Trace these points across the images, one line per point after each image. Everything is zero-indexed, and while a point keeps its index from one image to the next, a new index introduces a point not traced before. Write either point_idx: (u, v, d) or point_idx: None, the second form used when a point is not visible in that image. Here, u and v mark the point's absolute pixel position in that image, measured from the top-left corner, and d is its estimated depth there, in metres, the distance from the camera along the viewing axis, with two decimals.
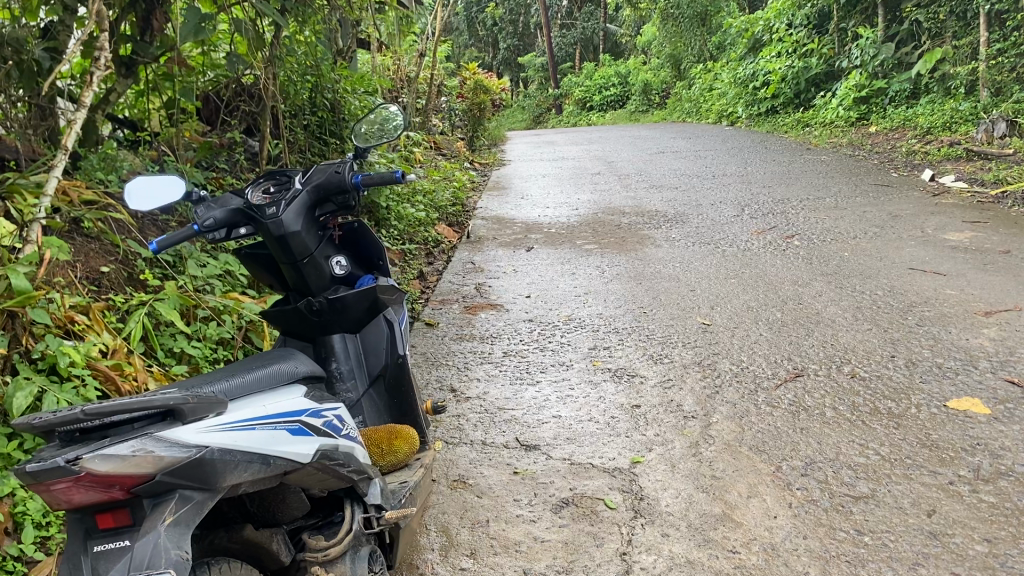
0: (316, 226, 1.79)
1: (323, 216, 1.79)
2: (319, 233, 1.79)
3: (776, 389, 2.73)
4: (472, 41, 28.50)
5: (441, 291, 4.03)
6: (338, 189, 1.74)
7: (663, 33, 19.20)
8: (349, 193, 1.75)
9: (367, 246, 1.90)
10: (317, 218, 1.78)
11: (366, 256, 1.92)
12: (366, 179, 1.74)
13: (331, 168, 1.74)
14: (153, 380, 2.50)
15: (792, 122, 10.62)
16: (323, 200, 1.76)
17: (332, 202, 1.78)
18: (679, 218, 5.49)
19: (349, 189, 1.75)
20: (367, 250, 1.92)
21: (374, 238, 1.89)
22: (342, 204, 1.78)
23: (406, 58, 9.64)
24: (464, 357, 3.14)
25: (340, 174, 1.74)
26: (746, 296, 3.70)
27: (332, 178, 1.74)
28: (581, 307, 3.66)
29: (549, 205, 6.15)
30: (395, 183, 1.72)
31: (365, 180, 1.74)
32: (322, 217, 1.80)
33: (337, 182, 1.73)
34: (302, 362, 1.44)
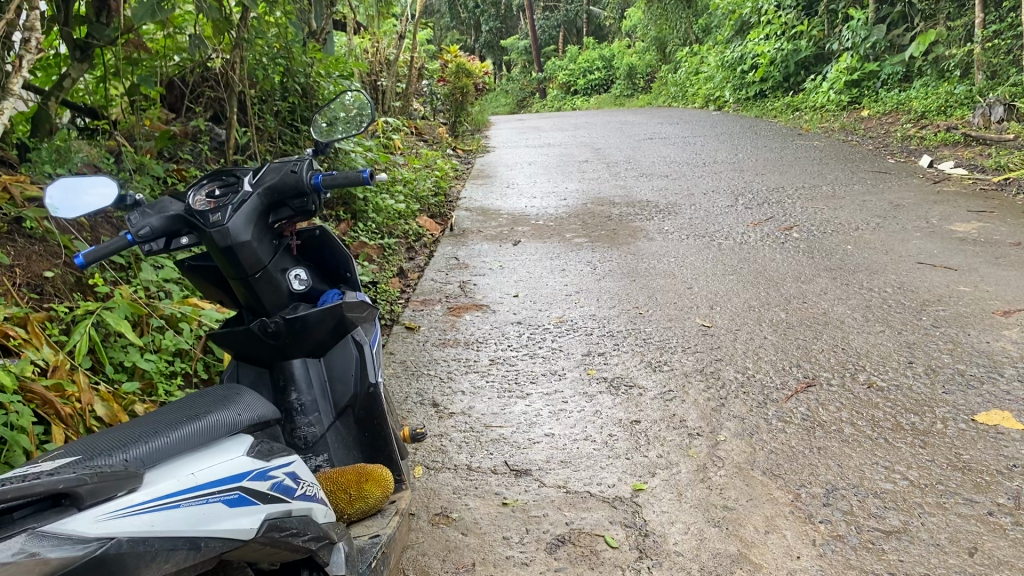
0: (270, 236, 1.54)
1: (278, 223, 1.55)
2: (274, 243, 1.54)
3: (788, 401, 2.50)
4: (454, 24, 28.15)
5: (422, 289, 3.79)
6: (294, 192, 1.49)
7: (648, 16, 18.95)
8: (308, 197, 1.50)
9: (332, 257, 1.66)
10: (272, 225, 1.53)
11: (331, 268, 1.68)
12: (326, 180, 1.49)
13: (286, 167, 1.49)
14: (100, 399, 2.23)
15: (781, 106, 10.40)
16: (278, 205, 1.51)
17: (289, 206, 1.53)
18: (672, 208, 5.27)
19: (307, 191, 1.50)
20: (333, 262, 1.68)
21: (340, 247, 1.65)
22: (300, 208, 1.53)
23: (386, 41, 9.35)
24: (447, 365, 2.89)
25: (297, 174, 1.49)
26: (748, 294, 3.47)
27: (287, 178, 1.49)
28: (572, 308, 3.42)
29: (535, 195, 5.90)
30: (360, 183, 1.47)
31: (325, 181, 1.49)
32: (277, 224, 1.55)
33: (293, 183, 1.49)
34: (246, 408, 1.21)
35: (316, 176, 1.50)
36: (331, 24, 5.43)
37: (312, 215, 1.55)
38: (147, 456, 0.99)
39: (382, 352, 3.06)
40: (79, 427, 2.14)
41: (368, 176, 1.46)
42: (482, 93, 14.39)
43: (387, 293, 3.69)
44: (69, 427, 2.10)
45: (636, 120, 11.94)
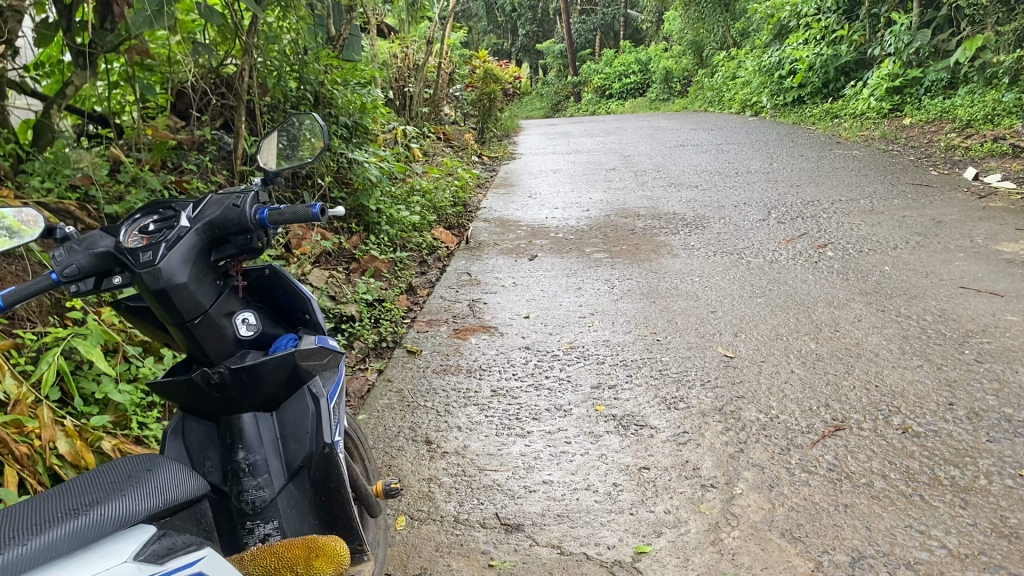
0: (213, 276, 1.37)
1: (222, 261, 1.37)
2: (217, 284, 1.37)
3: (813, 447, 2.27)
4: (490, 28, 28.09)
5: (429, 308, 3.61)
6: (238, 228, 1.32)
7: (685, 19, 18.64)
8: (253, 233, 1.33)
9: (287, 298, 1.49)
10: (214, 264, 1.36)
11: (286, 310, 1.50)
12: (273, 215, 1.31)
13: (228, 200, 1.32)
14: (63, 435, 2.08)
15: (820, 113, 10.08)
16: (220, 242, 1.34)
17: (233, 244, 1.35)
18: (700, 221, 5.04)
19: (253, 227, 1.33)
20: (288, 303, 1.51)
21: (295, 287, 1.48)
22: (244, 245, 1.35)
23: (413, 45, 9.22)
24: (445, 395, 2.70)
25: (240, 208, 1.31)
26: (775, 320, 3.24)
27: (230, 212, 1.32)
28: (585, 333, 3.20)
29: (558, 205, 5.71)
30: (309, 219, 1.29)
31: (272, 215, 1.32)
32: (221, 262, 1.38)
33: (235, 218, 1.31)
34: (150, 497, 1.06)
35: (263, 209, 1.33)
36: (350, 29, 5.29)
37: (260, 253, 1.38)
38: (28, 556, 0.86)
39: (379, 379, 2.88)
40: (37, 467, 1.98)
41: (319, 211, 1.28)
42: (514, 98, 14.26)
43: (392, 312, 3.52)
44: (24, 467, 1.95)
45: (669, 125, 11.68)
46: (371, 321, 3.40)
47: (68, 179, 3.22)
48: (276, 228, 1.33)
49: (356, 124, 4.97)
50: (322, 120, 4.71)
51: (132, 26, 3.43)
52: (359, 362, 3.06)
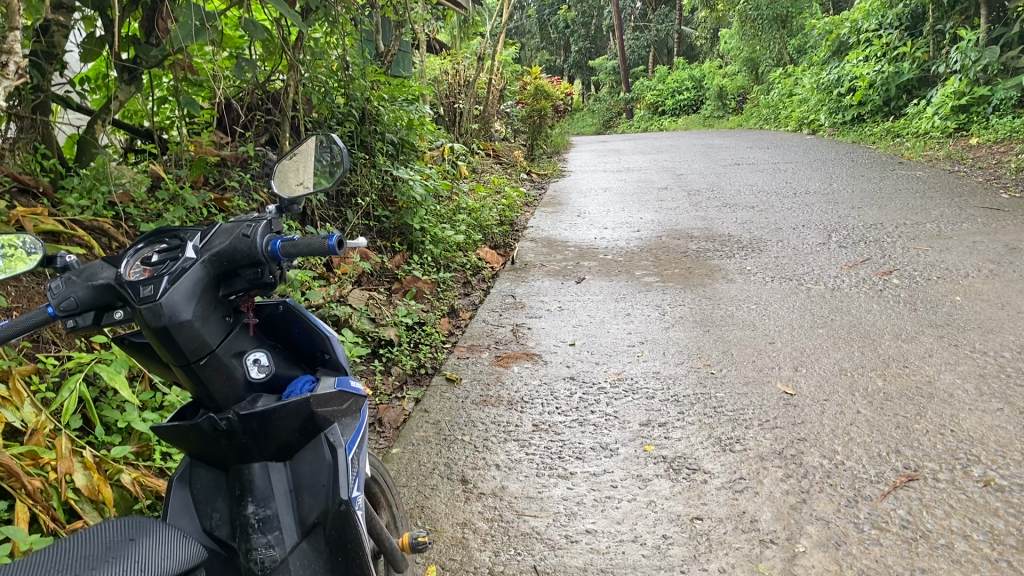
0: (221, 312, 1.24)
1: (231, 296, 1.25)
2: (226, 320, 1.25)
3: (883, 499, 2.07)
4: (543, 44, 28.18)
5: (471, 332, 3.47)
6: (248, 260, 1.20)
7: (741, 36, 18.35)
8: (264, 266, 1.21)
9: (303, 336, 1.37)
10: (223, 300, 1.24)
11: (303, 348, 1.38)
12: (287, 246, 1.19)
13: (238, 230, 1.19)
14: (81, 468, 1.98)
15: (881, 132, 9.76)
16: (229, 275, 1.22)
17: (243, 277, 1.23)
18: (756, 244, 4.84)
19: (264, 260, 1.20)
20: (305, 342, 1.39)
21: (312, 324, 1.36)
22: (255, 279, 1.22)
23: (464, 62, 9.15)
24: (484, 429, 2.55)
25: (250, 239, 1.19)
26: (838, 354, 3.03)
27: (240, 242, 1.19)
28: (634, 364, 3.03)
29: (607, 225, 5.55)
30: (325, 252, 1.15)
31: (285, 246, 1.19)
32: (231, 297, 1.25)
33: (244, 249, 1.18)
34: None
35: (276, 240, 1.21)
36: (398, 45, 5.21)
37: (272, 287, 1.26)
38: None
39: (415, 409, 2.74)
40: (50, 502, 1.88)
41: (336, 243, 1.15)
42: (565, 114, 14.17)
43: (434, 338, 3.36)
44: (37, 503, 1.84)
45: (724, 143, 11.44)
46: (411, 345, 3.27)
47: (107, 196, 3.17)
48: (290, 260, 1.21)
49: (402, 140, 4.88)
50: (368, 137, 4.62)
51: (174, 39, 3.34)
52: (396, 390, 2.93)
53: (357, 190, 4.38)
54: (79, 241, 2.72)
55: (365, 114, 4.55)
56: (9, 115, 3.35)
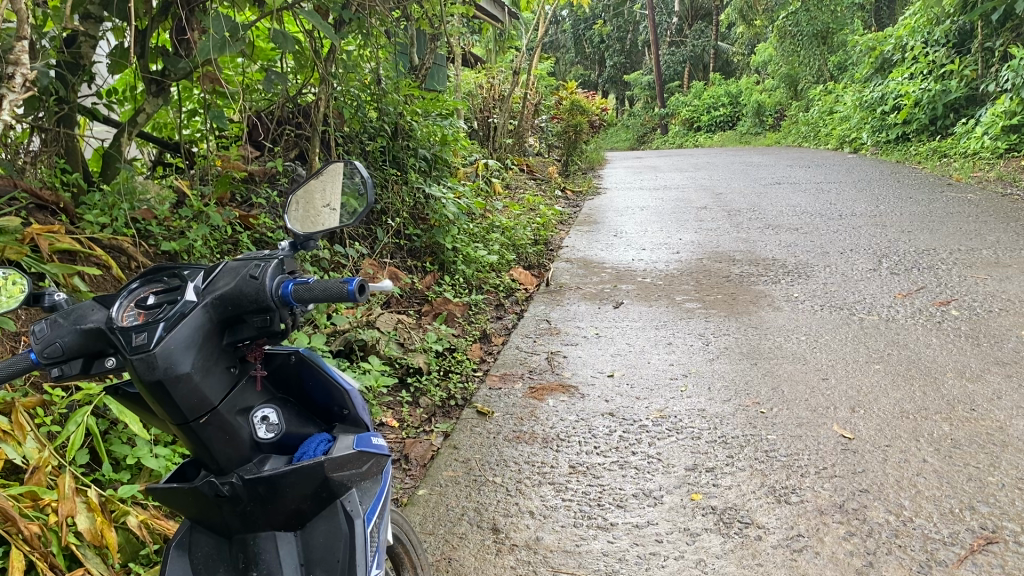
0: (225, 362, 1.09)
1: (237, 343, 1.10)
2: (232, 372, 1.09)
3: (961, 566, 1.86)
4: (579, 59, 28.18)
5: (504, 359, 3.30)
6: (254, 305, 1.03)
7: (779, 52, 18.06)
8: (274, 311, 1.05)
9: (320, 390, 1.23)
10: (227, 347, 1.08)
11: (318, 402, 1.24)
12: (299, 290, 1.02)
13: (244, 270, 1.04)
14: (85, 510, 1.83)
15: (927, 151, 9.47)
16: (233, 320, 1.06)
17: (250, 323, 1.07)
18: (802, 269, 4.63)
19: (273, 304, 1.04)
20: (322, 396, 1.25)
21: (329, 376, 1.22)
22: (263, 327, 1.07)
23: (499, 76, 9.04)
24: (517, 469, 2.38)
25: (259, 281, 1.04)
26: (898, 394, 2.82)
27: (246, 283, 1.03)
28: (677, 400, 2.84)
29: (645, 246, 5.37)
30: (343, 299, 1.00)
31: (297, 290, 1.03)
32: (237, 344, 1.10)
33: (251, 293, 1.03)
34: None
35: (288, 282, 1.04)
36: (433, 59, 5.09)
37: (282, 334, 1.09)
38: None
39: (443, 445, 2.58)
40: (49, 548, 1.73)
41: (356, 289, 0.99)
42: (601, 129, 14.06)
43: (465, 367, 3.17)
44: (34, 549, 1.70)
45: (763, 160, 11.20)
46: (441, 373, 3.11)
47: (128, 213, 3.05)
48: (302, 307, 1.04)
49: (436, 156, 4.74)
50: (400, 154, 4.49)
51: (201, 50, 3.24)
52: (424, 423, 2.77)
53: (387, 207, 4.24)
54: (96, 261, 2.60)
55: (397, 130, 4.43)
56: (32, 126, 3.25)
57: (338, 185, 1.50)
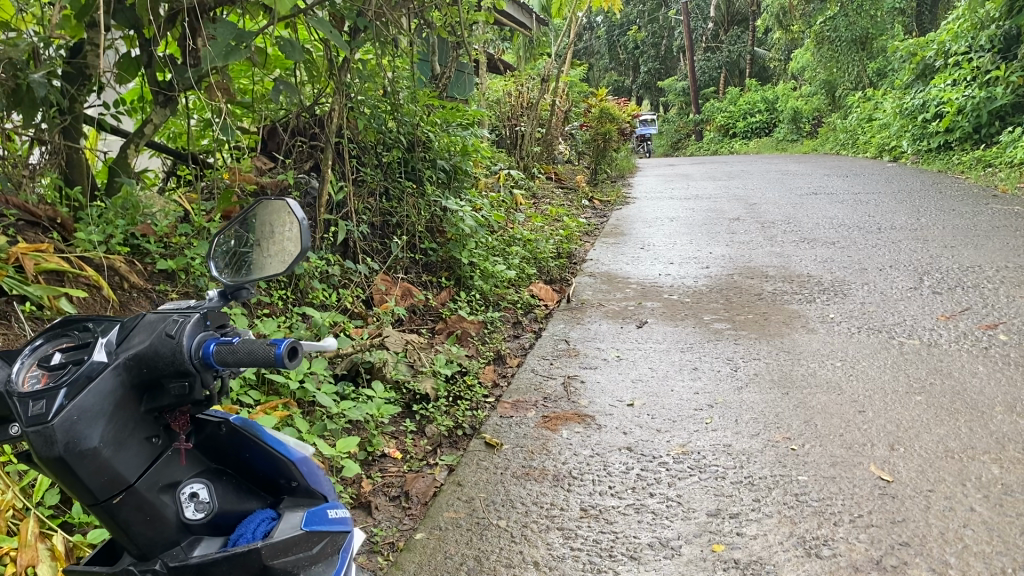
0: (142, 432, 1.07)
1: (154, 411, 1.08)
2: (148, 444, 1.07)
3: None
4: (612, 65, 28.03)
5: (518, 384, 3.12)
6: (173, 365, 1.03)
7: (817, 58, 17.73)
8: (191, 373, 1.04)
9: (263, 463, 1.24)
10: (143, 416, 1.06)
11: (261, 474, 1.25)
12: (224, 349, 1.03)
13: (159, 329, 1.03)
14: (49, 559, 1.69)
15: (970, 161, 9.14)
16: (149, 385, 1.04)
17: (165, 389, 1.05)
18: (838, 286, 4.40)
19: (194, 365, 1.04)
20: (266, 467, 1.25)
21: (272, 450, 1.23)
22: (180, 391, 1.05)
23: (528, 83, 8.88)
24: (524, 511, 2.20)
25: (175, 340, 1.03)
26: (942, 431, 2.60)
27: (163, 343, 1.03)
28: (701, 434, 2.64)
29: (673, 260, 5.17)
30: (269, 364, 1.00)
31: (221, 349, 1.03)
32: (154, 412, 1.08)
33: (167, 353, 1.02)
34: None
35: (210, 341, 1.05)
36: (454, 67, 4.94)
37: (203, 399, 1.09)
38: None
39: (447, 481, 2.41)
40: None
41: (283, 354, 0.99)
42: (633, 137, 13.85)
43: (476, 393, 3.00)
44: None
45: (798, 168, 10.92)
46: (450, 398, 2.94)
47: (127, 229, 2.93)
48: (226, 368, 1.05)
49: (456, 167, 4.58)
50: (418, 164, 4.34)
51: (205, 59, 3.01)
52: (429, 454, 2.60)
53: (403, 221, 4.09)
54: (87, 280, 2.47)
55: (414, 140, 4.27)
56: (33, 138, 3.15)
57: (291, 243, 1.30)
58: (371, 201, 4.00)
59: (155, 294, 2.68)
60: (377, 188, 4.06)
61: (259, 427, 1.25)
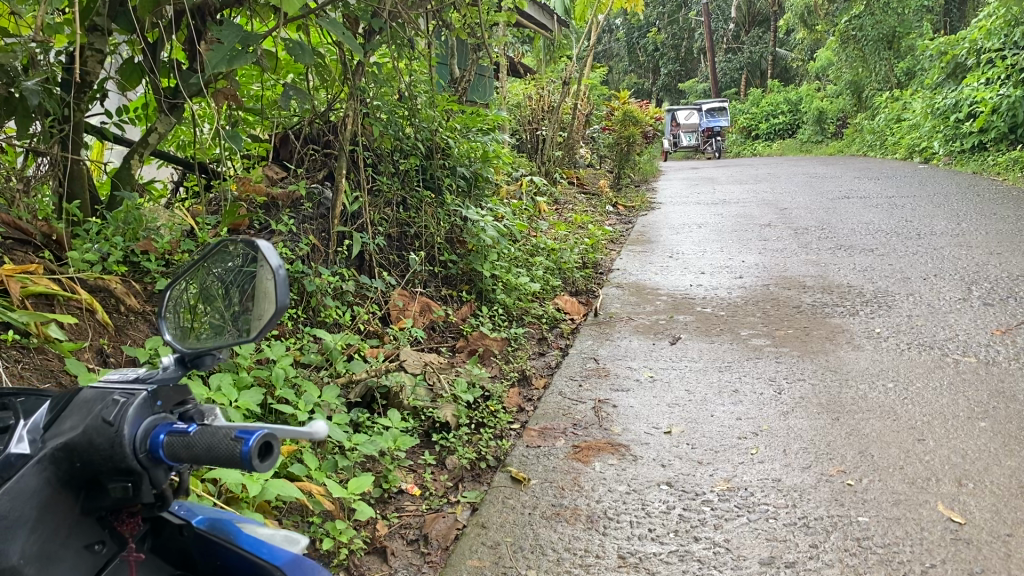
0: (78, 539, 0.96)
1: (92, 512, 0.97)
2: (86, 552, 0.97)
3: None
4: (632, 68, 27.87)
5: (545, 408, 2.91)
6: (109, 459, 0.90)
7: (842, 57, 17.43)
8: (135, 470, 0.91)
9: (240, 570, 1.09)
10: (78, 518, 0.96)
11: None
12: (176, 440, 0.90)
13: (94, 418, 0.91)
14: None
15: (1007, 162, 8.84)
16: (85, 483, 0.93)
17: (104, 487, 0.94)
18: (881, 298, 4.16)
19: (137, 460, 0.90)
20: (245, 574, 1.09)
21: (247, 555, 1.08)
22: (121, 492, 0.93)
23: (549, 86, 8.68)
24: (555, 560, 1.99)
25: (115, 430, 0.90)
26: (1013, 463, 2.36)
27: (99, 432, 0.90)
28: (747, 467, 2.42)
29: (703, 269, 4.94)
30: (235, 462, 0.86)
31: (171, 440, 0.90)
32: (93, 513, 0.97)
33: (103, 450, 0.90)
34: None
35: (159, 428, 0.92)
36: (474, 70, 4.74)
37: (152, 499, 0.96)
38: None
39: (470, 522, 2.20)
40: None
41: (253, 453, 0.85)
42: (654, 141, 13.65)
43: (501, 419, 2.78)
44: None
45: (825, 171, 10.65)
46: (472, 426, 2.73)
47: (127, 244, 2.75)
48: (179, 464, 0.91)
49: (476, 175, 4.37)
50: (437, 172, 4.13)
51: (208, 63, 2.77)
52: (450, 491, 2.39)
53: (421, 232, 3.89)
54: (80, 303, 2.30)
55: (431, 147, 4.07)
56: (28, 150, 2.98)
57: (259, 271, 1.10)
58: (389, 211, 3.80)
59: (154, 316, 2.50)
60: (394, 198, 3.86)
61: (227, 530, 1.12)
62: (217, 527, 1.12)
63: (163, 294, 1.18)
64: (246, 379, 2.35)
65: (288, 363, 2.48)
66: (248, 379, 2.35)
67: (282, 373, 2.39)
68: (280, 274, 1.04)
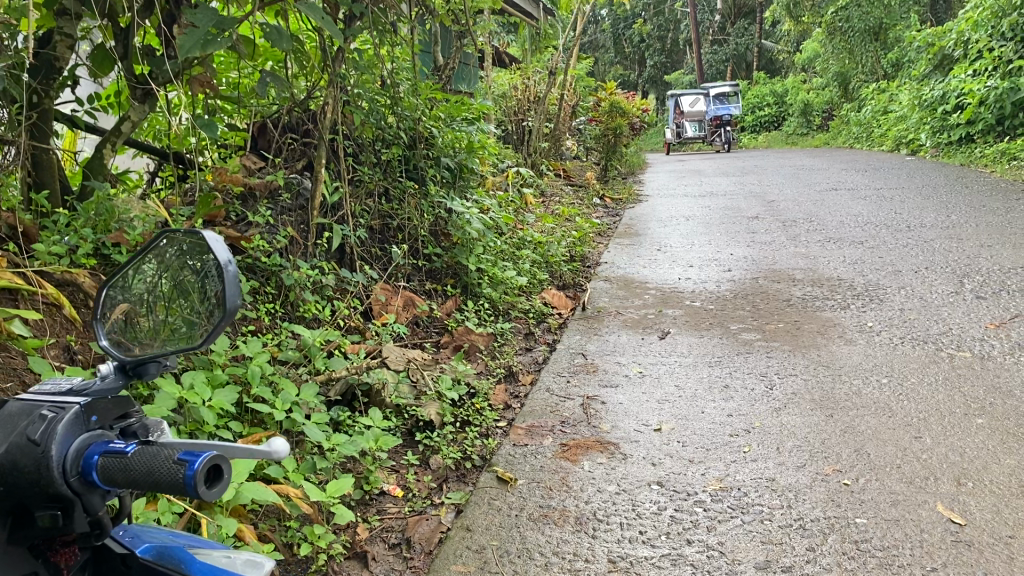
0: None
1: (24, 542, 0.89)
2: None
3: None
4: (618, 60, 27.79)
5: (533, 405, 2.83)
6: (35, 482, 0.83)
7: (829, 49, 17.41)
8: (67, 495, 0.84)
9: None
10: (4, 550, 0.88)
11: None
12: (111, 462, 0.82)
13: (23, 437, 0.84)
14: None
15: (995, 154, 8.82)
16: (12, 509, 0.86)
17: (35, 514, 0.86)
18: (872, 290, 4.11)
19: (67, 485, 0.83)
20: None
21: None
22: (52, 519, 0.86)
23: (534, 77, 8.58)
24: (543, 564, 1.91)
25: (44, 450, 0.83)
26: (1013, 462, 2.30)
27: (25, 452, 0.83)
28: (740, 466, 2.35)
29: (692, 262, 4.88)
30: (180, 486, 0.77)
31: (105, 462, 0.82)
32: (24, 544, 0.89)
33: (31, 472, 0.83)
34: None
35: (93, 448, 0.85)
36: (458, 58, 4.64)
37: (87, 527, 0.88)
38: None
39: (454, 524, 2.12)
40: None
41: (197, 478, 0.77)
42: (641, 132, 13.58)
43: (486, 417, 2.70)
44: None
45: (812, 163, 10.61)
46: (456, 424, 2.64)
47: (96, 236, 2.64)
48: (116, 489, 0.83)
49: (461, 166, 4.28)
50: (421, 163, 4.04)
51: (180, 47, 2.66)
52: (434, 492, 2.31)
53: (405, 224, 3.79)
54: (46, 297, 2.21)
55: (414, 137, 3.97)
56: None
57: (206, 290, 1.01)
58: (371, 202, 3.70)
59: None
60: (377, 189, 3.76)
61: (176, 558, 1.02)
62: (165, 556, 1.02)
63: (100, 294, 1.09)
64: (221, 376, 2.26)
65: (264, 360, 2.39)
66: (222, 376, 2.26)
67: (258, 370, 2.29)
68: (231, 272, 0.97)
